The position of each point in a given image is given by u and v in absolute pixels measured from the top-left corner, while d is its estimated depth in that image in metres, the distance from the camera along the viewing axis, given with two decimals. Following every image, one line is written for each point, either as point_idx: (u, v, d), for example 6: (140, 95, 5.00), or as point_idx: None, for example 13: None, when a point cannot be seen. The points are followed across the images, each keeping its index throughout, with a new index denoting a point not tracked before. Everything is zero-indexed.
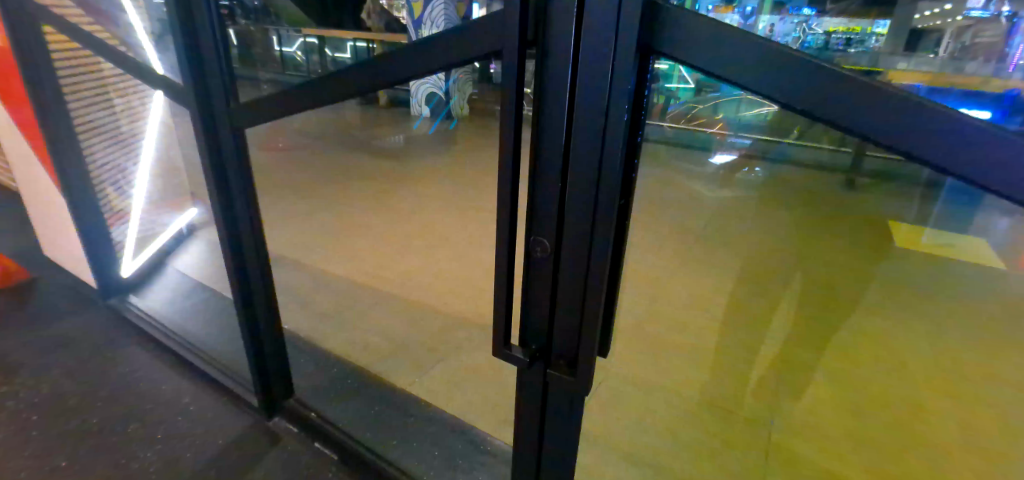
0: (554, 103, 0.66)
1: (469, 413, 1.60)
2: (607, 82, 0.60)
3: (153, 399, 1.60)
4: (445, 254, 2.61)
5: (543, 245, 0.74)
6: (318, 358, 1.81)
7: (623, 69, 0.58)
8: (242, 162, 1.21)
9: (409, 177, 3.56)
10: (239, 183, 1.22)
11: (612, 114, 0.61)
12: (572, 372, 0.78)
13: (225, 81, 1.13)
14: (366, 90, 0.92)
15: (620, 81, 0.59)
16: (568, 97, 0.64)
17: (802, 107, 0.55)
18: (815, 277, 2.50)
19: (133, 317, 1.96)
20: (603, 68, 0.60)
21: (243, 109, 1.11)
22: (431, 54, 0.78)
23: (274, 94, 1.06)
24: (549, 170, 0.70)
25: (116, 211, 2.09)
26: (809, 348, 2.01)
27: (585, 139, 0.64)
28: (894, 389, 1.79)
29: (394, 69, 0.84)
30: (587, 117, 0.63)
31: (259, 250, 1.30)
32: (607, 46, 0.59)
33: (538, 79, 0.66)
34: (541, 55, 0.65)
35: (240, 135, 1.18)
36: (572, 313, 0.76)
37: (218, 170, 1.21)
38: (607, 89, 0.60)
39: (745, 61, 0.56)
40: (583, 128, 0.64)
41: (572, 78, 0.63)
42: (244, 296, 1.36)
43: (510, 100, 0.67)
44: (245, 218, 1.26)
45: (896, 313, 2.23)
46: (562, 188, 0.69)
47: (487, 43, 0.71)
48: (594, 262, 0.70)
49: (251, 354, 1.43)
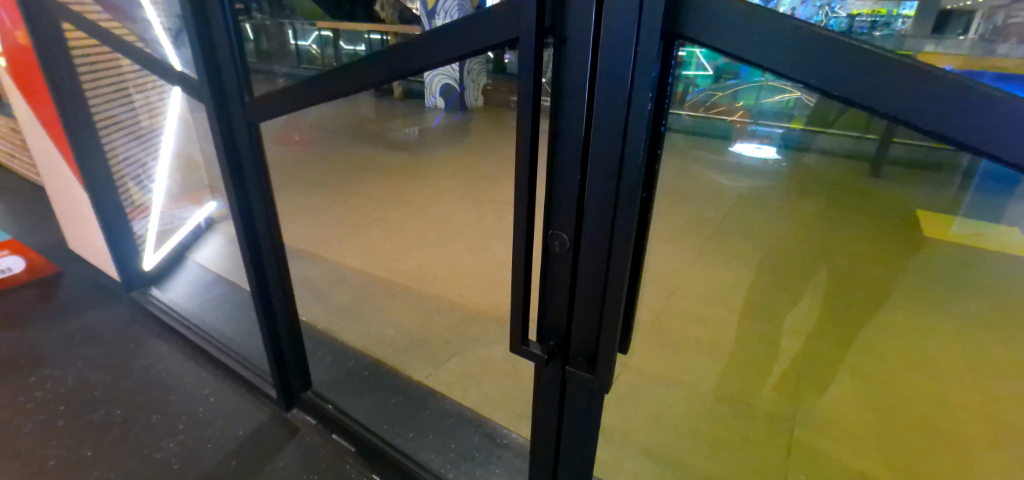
0: (573, 92, 0.63)
1: (485, 406, 1.60)
2: (629, 71, 0.57)
3: (175, 391, 1.63)
4: (460, 246, 2.60)
5: (561, 240, 0.72)
6: (335, 351, 1.82)
7: (647, 55, 0.56)
8: (258, 155, 1.21)
9: (423, 170, 3.55)
10: (256, 177, 1.22)
11: (635, 103, 0.58)
12: (591, 369, 0.77)
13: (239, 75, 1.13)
14: (380, 83, 0.90)
15: (645, 68, 0.56)
16: (588, 86, 0.62)
17: (838, 91, 0.52)
18: (839, 269, 2.43)
19: (155, 310, 1.99)
20: (626, 55, 0.57)
21: (257, 103, 1.11)
22: (445, 44, 0.76)
23: (287, 88, 1.05)
24: (567, 163, 0.67)
25: (138, 206, 2.13)
26: (834, 342, 1.96)
27: (605, 129, 0.62)
28: (922, 384, 1.73)
29: (407, 60, 0.83)
30: (608, 107, 0.60)
31: (274, 243, 1.31)
32: (631, 33, 0.56)
33: (558, 67, 0.63)
34: (561, 43, 0.62)
35: (255, 130, 1.18)
36: (591, 309, 0.74)
37: (234, 164, 1.21)
38: (628, 78, 0.58)
39: (777, 44, 0.53)
40: (605, 119, 0.61)
41: (593, 65, 0.60)
42: (261, 289, 1.36)
43: (527, 90, 0.64)
44: (263, 212, 1.26)
45: (924, 305, 2.16)
46: (581, 180, 0.67)
47: (502, 31, 0.69)
48: (615, 257, 0.67)
49: (269, 347, 1.44)
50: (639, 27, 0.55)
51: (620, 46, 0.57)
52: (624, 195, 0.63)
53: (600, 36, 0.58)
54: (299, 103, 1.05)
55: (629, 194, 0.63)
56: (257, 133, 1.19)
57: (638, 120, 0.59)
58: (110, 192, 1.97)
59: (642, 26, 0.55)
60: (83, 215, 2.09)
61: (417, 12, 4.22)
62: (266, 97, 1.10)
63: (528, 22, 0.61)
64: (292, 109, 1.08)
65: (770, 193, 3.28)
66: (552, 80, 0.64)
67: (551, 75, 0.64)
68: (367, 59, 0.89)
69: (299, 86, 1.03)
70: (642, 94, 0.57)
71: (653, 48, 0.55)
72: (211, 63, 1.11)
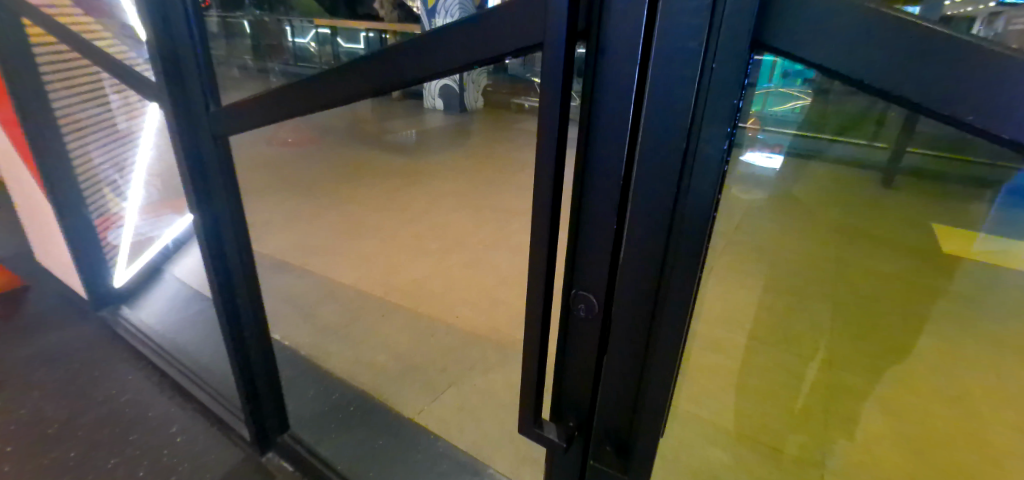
0: (611, 119, 0.48)
1: (483, 447, 1.44)
2: (692, 94, 0.42)
3: (139, 429, 1.47)
4: (459, 259, 2.44)
5: (588, 302, 0.57)
6: (320, 381, 1.67)
7: (722, 75, 0.40)
8: (229, 172, 1.05)
9: (421, 174, 3.39)
10: (227, 197, 1.06)
11: (699, 138, 0.43)
12: (624, 461, 0.62)
13: (209, 81, 0.97)
14: (368, 93, 0.75)
15: (717, 91, 0.41)
16: (633, 112, 0.47)
17: (1006, 134, 0.35)
18: (861, 290, 2.29)
19: (125, 331, 1.83)
20: (689, 72, 0.42)
21: (225, 113, 0.95)
22: (445, 50, 0.60)
23: (260, 98, 0.89)
24: (600, 207, 0.52)
25: (111, 216, 1.97)
26: (859, 372, 1.81)
27: (656, 170, 0.46)
28: (960, 423, 1.59)
29: (400, 68, 0.67)
30: (661, 141, 0.45)
31: (248, 267, 1.15)
32: (699, 41, 0.40)
33: (592, 86, 0.48)
34: (596, 53, 0.46)
35: (223, 144, 1.02)
36: (625, 388, 0.58)
37: (200, 184, 1.04)
38: (692, 104, 0.42)
39: (913, 62, 0.36)
40: (655, 157, 0.46)
41: (642, 85, 0.45)
42: (231, 324, 1.20)
43: (552, 115, 0.49)
44: (235, 236, 1.10)
45: (956, 333, 2.01)
46: (616, 234, 0.52)
47: (519, 34, 0.53)
48: (662, 330, 0.52)
49: (243, 386, 1.28)
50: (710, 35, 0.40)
51: (682, 59, 0.41)
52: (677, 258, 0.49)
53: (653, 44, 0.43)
54: (273, 114, 0.89)
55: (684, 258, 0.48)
56: (227, 147, 1.03)
57: (705, 161, 0.44)
58: (78, 202, 1.80)
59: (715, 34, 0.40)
60: (49, 226, 1.91)
61: (417, 8, 4.05)
62: (233, 105, 0.94)
63: (552, 24, 0.45)
64: (266, 121, 0.93)
65: (785, 205, 3.13)
66: (584, 103, 0.49)
67: (582, 96, 0.49)
68: (352, 64, 0.73)
69: (272, 95, 0.87)
70: (709, 127, 0.42)
71: (733, 64, 0.40)
72: (170, 67, 0.95)
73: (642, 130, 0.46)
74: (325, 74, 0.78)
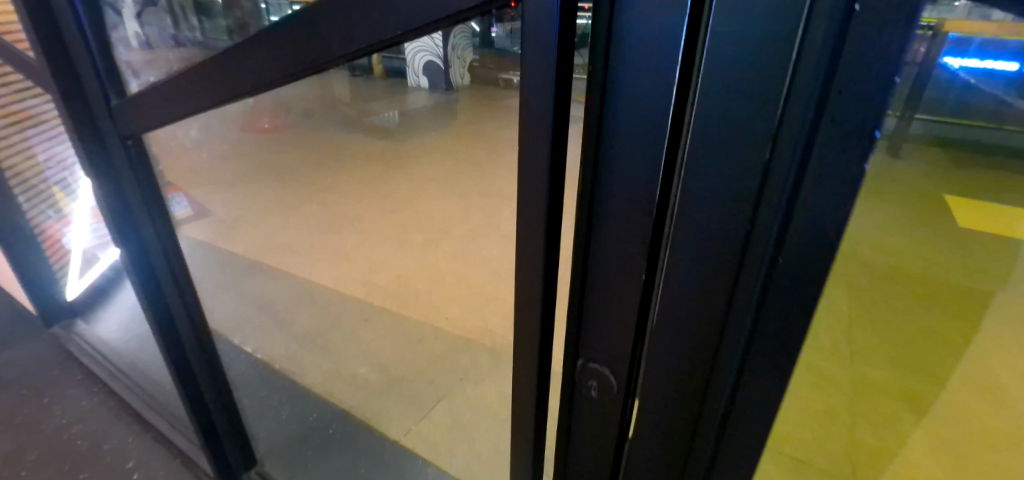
0: (646, 114, 0.35)
1: (477, 473, 1.30)
2: (786, 68, 0.29)
3: (93, 464, 1.32)
4: (447, 252, 2.26)
5: (608, 355, 0.46)
6: (295, 400, 1.51)
7: (832, 94, 0.29)
8: (150, 181, 0.86)
9: (404, 158, 3.17)
10: (152, 211, 0.87)
11: (789, 138, 0.31)
12: None
13: (112, 69, 0.77)
14: (295, 76, 0.57)
15: (836, 125, 0.29)
16: (680, 104, 0.34)
17: None
18: (882, 270, 2.12)
19: (78, 351, 1.65)
20: (775, 68, 0.29)
21: (131, 105, 0.75)
22: (388, 19, 0.43)
23: (176, 82, 0.70)
24: (623, 243, 0.40)
25: (55, 221, 1.74)
26: (888, 368, 1.67)
27: (712, 190, 0.34)
28: (997, 431, 1.47)
29: (325, 41, 0.50)
30: (724, 146, 0.32)
31: (190, 289, 0.97)
32: (795, 24, 0.28)
33: (607, 68, 0.35)
34: (612, 20, 0.33)
35: (136, 145, 0.82)
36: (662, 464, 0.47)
37: (115, 197, 0.85)
38: (788, 85, 0.29)
39: None
40: (711, 192, 0.34)
41: (689, 82, 0.33)
42: (175, 360, 1.02)
43: (547, 104, 0.36)
44: (161, 263, 0.91)
45: (980, 320, 1.89)
46: (649, 272, 0.40)
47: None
48: (716, 399, 0.41)
49: (197, 424, 1.12)
50: (816, 25, 0.27)
51: (758, 44, 0.29)
52: (734, 331, 0.38)
53: (708, 18, 0.30)
54: (192, 106, 0.70)
55: (740, 342, 0.38)
56: (145, 150, 0.84)
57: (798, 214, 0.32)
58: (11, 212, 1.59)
59: (817, 17, 0.27)
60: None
61: None
62: (138, 98, 0.74)
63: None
64: (190, 114, 0.73)
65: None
66: (598, 93, 0.36)
67: (584, 73, 0.37)
68: (270, 35, 0.56)
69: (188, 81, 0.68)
70: (796, 142, 0.31)
71: (867, 84, 0.27)
72: (58, 52, 0.75)
73: (689, 149, 0.34)
74: (241, 47, 0.60)
